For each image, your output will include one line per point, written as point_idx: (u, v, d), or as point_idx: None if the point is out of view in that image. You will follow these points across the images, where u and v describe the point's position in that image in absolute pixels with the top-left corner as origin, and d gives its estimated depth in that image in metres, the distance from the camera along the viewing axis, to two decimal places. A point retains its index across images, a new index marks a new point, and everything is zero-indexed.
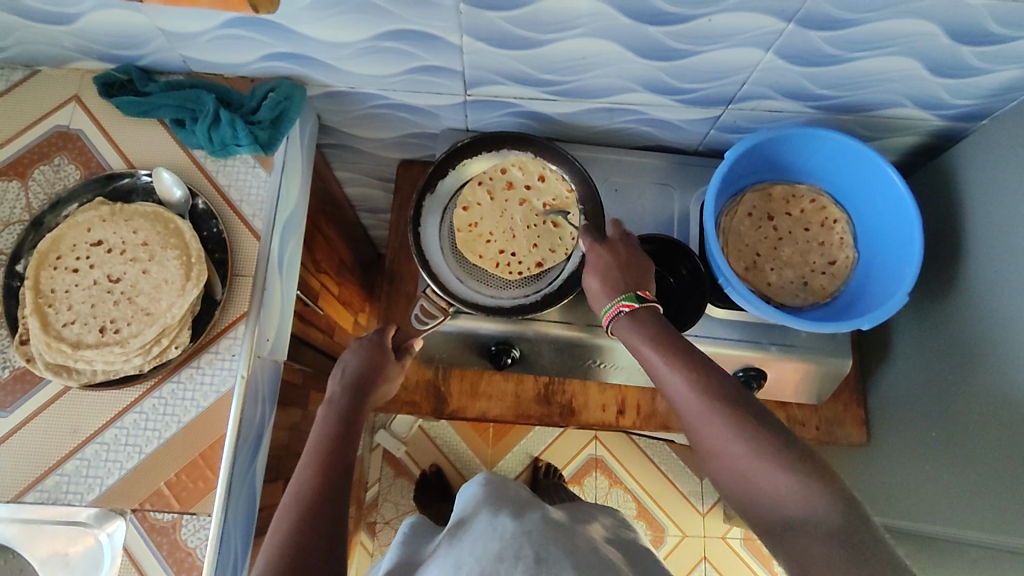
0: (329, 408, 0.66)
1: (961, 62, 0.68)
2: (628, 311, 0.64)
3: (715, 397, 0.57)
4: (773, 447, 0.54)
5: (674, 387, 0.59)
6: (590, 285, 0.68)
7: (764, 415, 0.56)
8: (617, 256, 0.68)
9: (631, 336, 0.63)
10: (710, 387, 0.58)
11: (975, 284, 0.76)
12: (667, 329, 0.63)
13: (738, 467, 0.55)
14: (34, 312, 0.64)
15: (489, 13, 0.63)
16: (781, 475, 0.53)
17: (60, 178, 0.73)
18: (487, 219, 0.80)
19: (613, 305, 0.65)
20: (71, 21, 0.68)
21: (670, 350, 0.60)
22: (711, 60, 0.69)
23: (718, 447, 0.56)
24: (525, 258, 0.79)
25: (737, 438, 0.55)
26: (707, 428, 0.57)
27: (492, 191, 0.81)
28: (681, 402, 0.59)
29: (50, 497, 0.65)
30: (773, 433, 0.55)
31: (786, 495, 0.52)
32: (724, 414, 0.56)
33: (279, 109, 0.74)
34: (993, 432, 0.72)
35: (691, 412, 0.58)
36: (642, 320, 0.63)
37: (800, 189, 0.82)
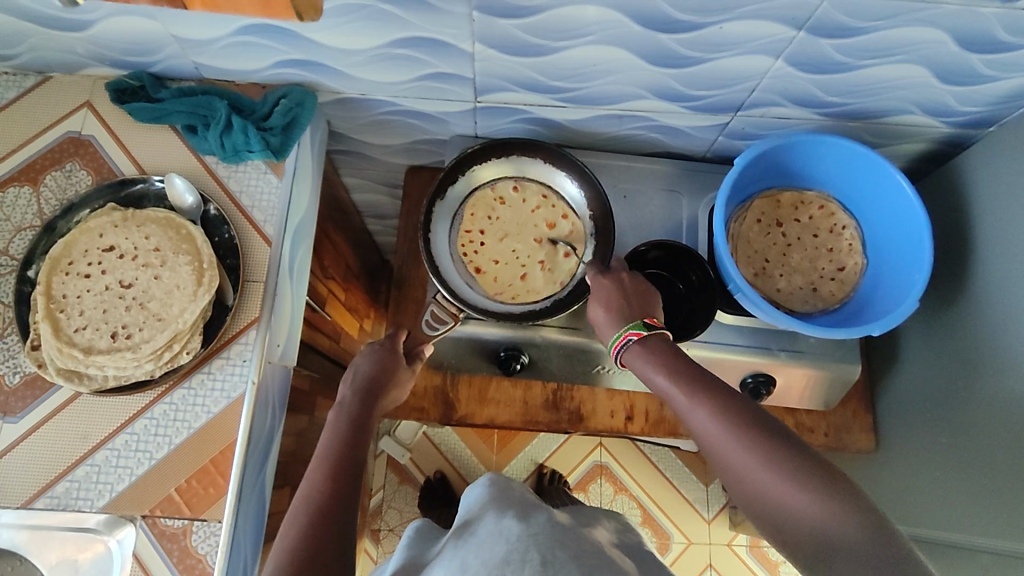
0: (339, 412, 0.66)
1: (970, 70, 0.68)
2: (638, 339, 0.65)
3: (730, 418, 0.57)
4: (795, 465, 0.53)
5: (690, 413, 0.60)
6: (596, 316, 0.70)
7: (782, 433, 0.56)
8: (620, 283, 0.70)
9: (644, 364, 0.64)
10: (726, 408, 0.58)
11: (984, 291, 0.76)
12: (679, 353, 0.63)
13: (761, 490, 0.54)
14: (46, 317, 0.64)
15: (501, 20, 0.63)
16: (805, 494, 0.52)
17: (72, 184, 0.73)
18: (515, 214, 0.82)
19: (622, 334, 0.66)
20: (85, 28, 0.68)
21: (683, 376, 0.61)
22: (721, 67, 0.70)
23: (739, 470, 0.56)
24: (481, 257, 0.80)
25: (757, 459, 0.55)
26: (726, 451, 0.56)
27: (540, 205, 0.82)
28: (699, 428, 0.59)
29: (60, 503, 0.65)
30: (792, 451, 0.54)
31: (810, 515, 0.51)
32: (741, 435, 0.56)
33: (290, 115, 0.75)
34: (1005, 438, 0.72)
35: (710, 437, 0.58)
36: (652, 346, 0.64)
37: (808, 195, 0.82)
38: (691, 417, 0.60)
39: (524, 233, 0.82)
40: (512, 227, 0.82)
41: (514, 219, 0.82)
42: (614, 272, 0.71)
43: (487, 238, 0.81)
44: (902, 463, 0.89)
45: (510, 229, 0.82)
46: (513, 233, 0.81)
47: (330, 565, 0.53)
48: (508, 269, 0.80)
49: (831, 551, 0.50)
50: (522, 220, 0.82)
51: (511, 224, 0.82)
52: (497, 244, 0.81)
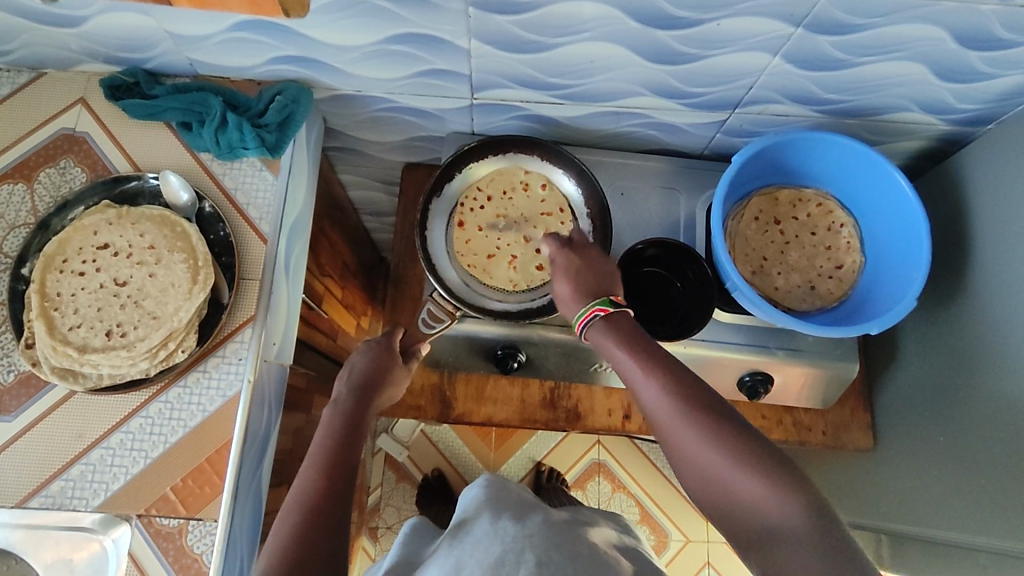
0: (334, 409, 0.66)
1: (968, 67, 0.68)
2: (604, 316, 0.64)
3: (684, 398, 0.57)
4: (744, 448, 0.54)
5: (644, 389, 0.60)
6: (562, 291, 0.69)
7: (733, 417, 0.56)
8: (585, 260, 0.70)
9: (604, 340, 0.64)
10: (680, 388, 0.58)
11: (981, 289, 0.76)
12: (639, 332, 0.63)
13: (709, 471, 0.55)
14: (40, 315, 0.64)
15: (498, 17, 0.63)
16: (750, 477, 0.52)
17: (66, 181, 0.72)
18: (516, 212, 0.81)
19: (589, 309, 0.65)
20: (79, 24, 0.68)
21: (641, 353, 0.61)
22: (719, 64, 0.69)
23: (688, 449, 0.56)
24: (468, 234, 0.80)
25: (708, 440, 0.55)
26: (677, 429, 0.56)
27: (541, 214, 0.81)
28: (651, 405, 0.59)
29: (55, 502, 0.64)
30: (742, 435, 0.55)
31: (756, 499, 0.52)
32: (693, 415, 0.56)
33: (285, 112, 0.74)
34: (1003, 437, 0.72)
35: (662, 414, 0.58)
36: (615, 323, 0.64)
37: (806, 193, 0.82)
38: (645, 394, 0.60)
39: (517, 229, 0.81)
40: (512, 218, 0.81)
41: (513, 217, 0.81)
42: (578, 248, 0.72)
43: (479, 224, 0.81)
44: (900, 461, 0.88)
45: (508, 221, 0.81)
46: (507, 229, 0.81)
47: (324, 565, 0.53)
48: (485, 261, 0.79)
49: (769, 535, 0.50)
50: (524, 215, 0.81)
51: (512, 213, 0.81)
52: (491, 226, 0.80)
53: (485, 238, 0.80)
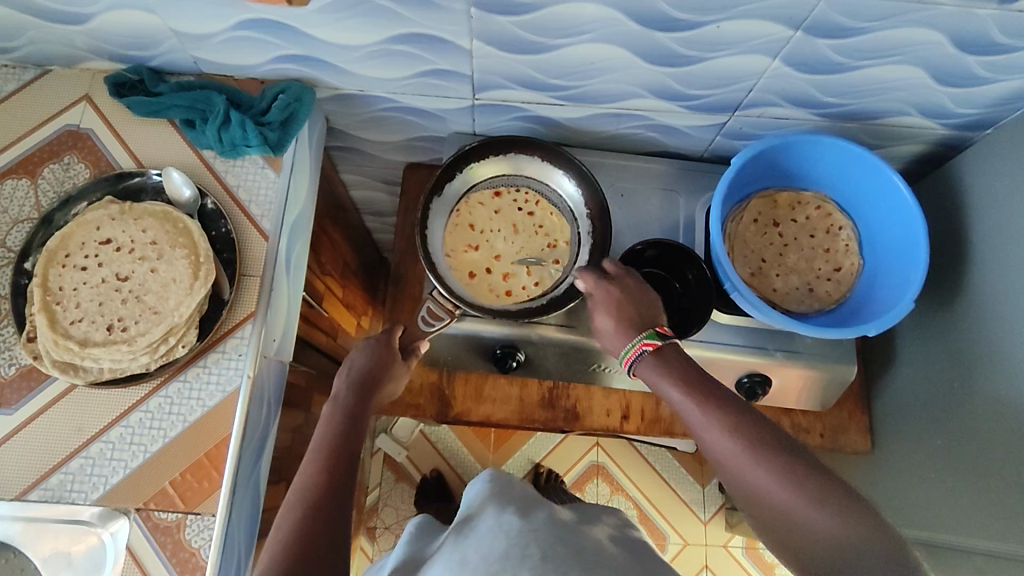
0: (335, 406, 0.66)
1: (967, 72, 0.68)
2: (651, 351, 0.65)
3: (748, 436, 0.57)
4: (817, 485, 0.53)
5: (705, 429, 0.59)
6: (603, 325, 0.69)
7: (800, 451, 0.56)
8: (627, 292, 0.69)
9: (657, 376, 0.63)
10: (745, 426, 0.57)
11: (979, 293, 0.77)
12: (694, 368, 0.63)
13: (781, 512, 0.54)
14: (42, 309, 0.65)
15: (499, 17, 0.64)
16: (828, 515, 0.52)
17: (70, 177, 0.73)
18: (523, 243, 0.82)
19: (636, 346, 0.65)
20: (86, 22, 0.68)
21: (700, 392, 0.60)
22: (719, 66, 0.70)
23: (759, 491, 0.55)
24: (501, 203, 0.83)
25: (781, 481, 0.54)
26: (745, 470, 0.56)
27: (531, 261, 0.81)
28: (714, 445, 0.58)
29: (54, 495, 0.65)
30: (813, 471, 0.54)
31: (830, 535, 0.52)
32: (763, 454, 0.56)
33: (288, 110, 0.75)
34: (1001, 441, 0.72)
35: (728, 456, 0.57)
36: (664, 357, 0.64)
37: (805, 196, 0.82)
38: (706, 435, 0.59)
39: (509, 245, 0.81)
40: (525, 239, 0.82)
41: (519, 233, 0.82)
42: (615, 278, 0.70)
43: (497, 213, 0.82)
44: (898, 464, 0.89)
45: (517, 238, 0.82)
46: (512, 237, 0.82)
47: (325, 559, 0.53)
48: (476, 232, 0.81)
49: (852, 572, 0.50)
50: (534, 248, 0.81)
51: (528, 233, 0.82)
52: (507, 215, 0.82)
53: (486, 224, 0.82)
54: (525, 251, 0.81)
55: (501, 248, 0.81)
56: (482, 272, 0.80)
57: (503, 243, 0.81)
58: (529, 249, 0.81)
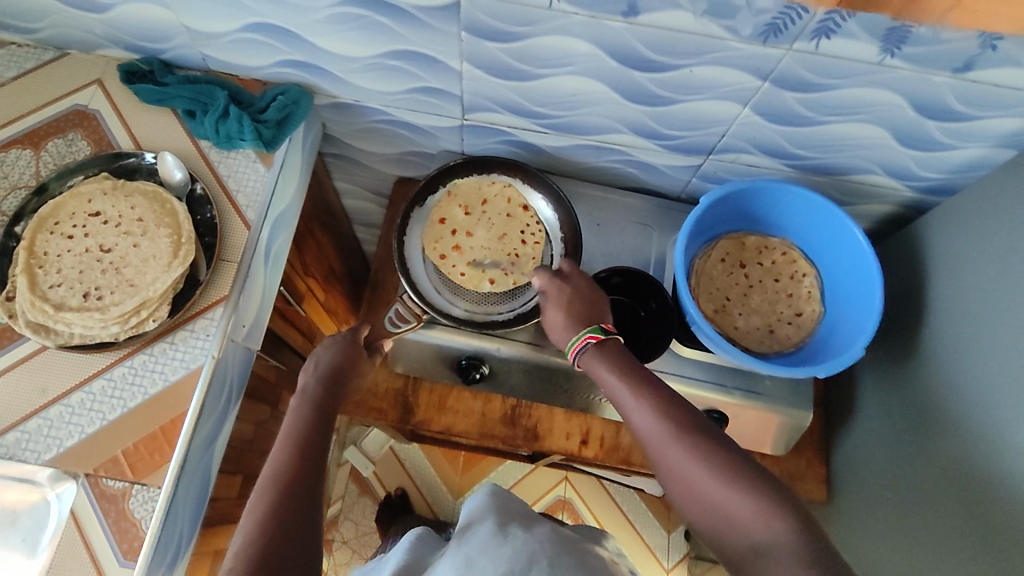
0: (303, 398, 0.67)
1: (927, 136, 0.72)
2: (594, 343, 0.67)
3: (674, 422, 0.60)
4: (733, 468, 0.56)
5: (636, 415, 0.62)
6: (553, 319, 0.71)
7: (723, 439, 0.59)
8: (577, 291, 0.72)
9: (595, 365, 0.66)
10: (671, 414, 0.61)
11: (934, 350, 0.79)
12: (630, 359, 0.66)
13: (702, 493, 0.57)
14: (24, 271, 0.68)
15: (488, 43, 0.68)
16: (743, 497, 0.54)
17: (71, 152, 0.77)
18: (488, 256, 0.83)
19: (580, 338, 0.68)
20: (105, 11, 0.73)
21: (632, 379, 0.64)
22: (693, 109, 0.74)
23: (681, 473, 0.58)
24: (523, 216, 0.85)
25: (700, 463, 0.57)
26: (668, 452, 0.59)
27: (474, 267, 0.82)
28: (643, 429, 0.61)
29: (7, 452, 0.66)
30: (733, 457, 0.57)
31: (749, 520, 0.53)
32: (686, 438, 0.59)
33: (285, 111, 0.79)
34: (952, 498, 0.73)
35: (655, 440, 0.60)
36: (606, 350, 0.67)
37: (772, 241, 0.85)
38: (637, 420, 0.62)
39: (477, 243, 0.83)
40: (495, 250, 0.83)
41: (497, 239, 0.84)
42: (567, 279, 0.73)
43: (502, 215, 0.85)
44: (854, 518, 0.89)
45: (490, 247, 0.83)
46: (490, 240, 0.84)
47: (298, 545, 0.55)
48: (483, 213, 0.85)
49: (761, 554, 0.52)
50: (494, 258, 0.83)
51: (505, 242, 0.83)
52: (506, 219, 0.84)
53: (482, 217, 0.85)
54: (485, 257, 0.83)
55: (477, 236, 0.84)
56: (442, 245, 0.83)
57: (484, 235, 0.84)
58: (488, 260, 0.82)
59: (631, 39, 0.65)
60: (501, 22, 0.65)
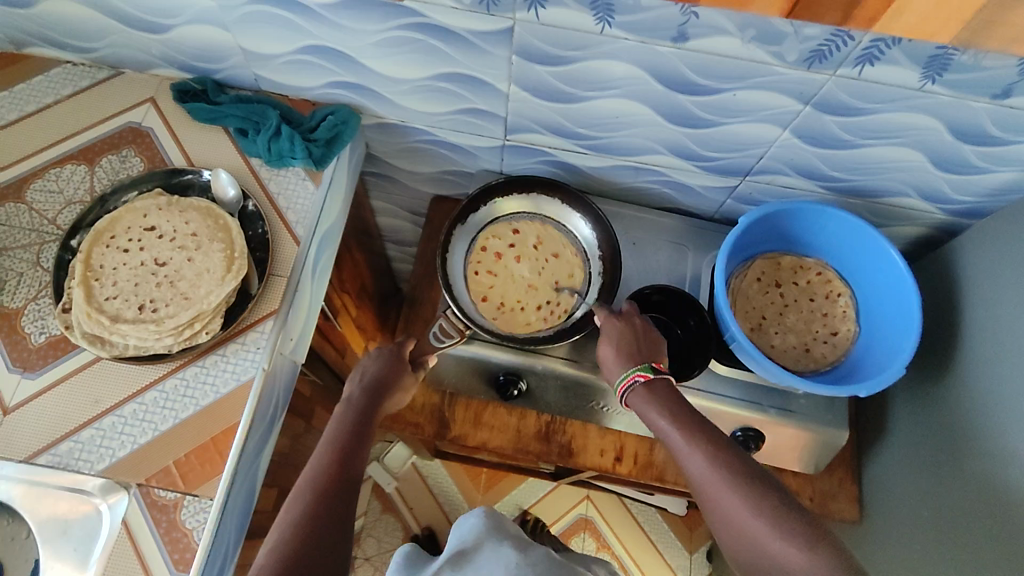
0: (347, 407, 0.68)
1: (964, 160, 0.74)
2: (643, 381, 0.69)
3: (726, 468, 0.60)
4: (787, 517, 0.56)
5: (687, 458, 0.63)
6: (605, 354, 0.73)
7: (777, 489, 0.59)
8: (632, 329, 0.73)
9: (646, 406, 0.67)
10: (724, 459, 0.61)
11: (967, 371, 0.79)
12: (680, 401, 0.67)
13: (755, 542, 0.56)
14: (81, 283, 0.69)
15: (538, 66, 0.70)
16: (797, 547, 0.54)
17: (125, 168, 0.79)
18: (505, 290, 0.85)
19: (630, 375, 0.69)
20: (164, 32, 0.75)
21: (682, 424, 0.64)
22: (733, 132, 0.76)
23: (735, 520, 0.58)
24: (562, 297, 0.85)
25: (754, 510, 0.57)
26: (722, 498, 0.59)
27: (485, 286, 0.85)
28: (695, 474, 0.62)
29: (60, 462, 0.67)
30: (787, 507, 0.57)
31: (805, 572, 0.53)
32: (737, 486, 0.59)
33: (334, 131, 0.81)
34: (986, 516, 0.73)
35: (708, 486, 0.60)
36: (655, 391, 0.68)
37: (807, 262, 0.87)
38: (688, 464, 0.62)
39: (516, 271, 0.86)
40: (517, 288, 0.85)
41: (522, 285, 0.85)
42: (625, 316, 0.75)
43: (545, 276, 0.86)
44: (885, 538, 0.89)
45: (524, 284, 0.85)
46: (520, 282, 0.85)
47: (329, 548, 0.55)
48: (544, 261, 0.86)
49: None
50: (509, 288, 0.85)
51: (532, 283, 0.85)
52: (560, 265, 0.86)
53: (532, 259, 0.86)
54: (506, 286, 0.85)
55: (517, 267, 0.86)
56: (486, 260, 0.86)
57: (522, 273, 0.86)
58: (505, 290, 0.85)
59: (678, 63, 0.67)
60: (553, 46, 0.67)
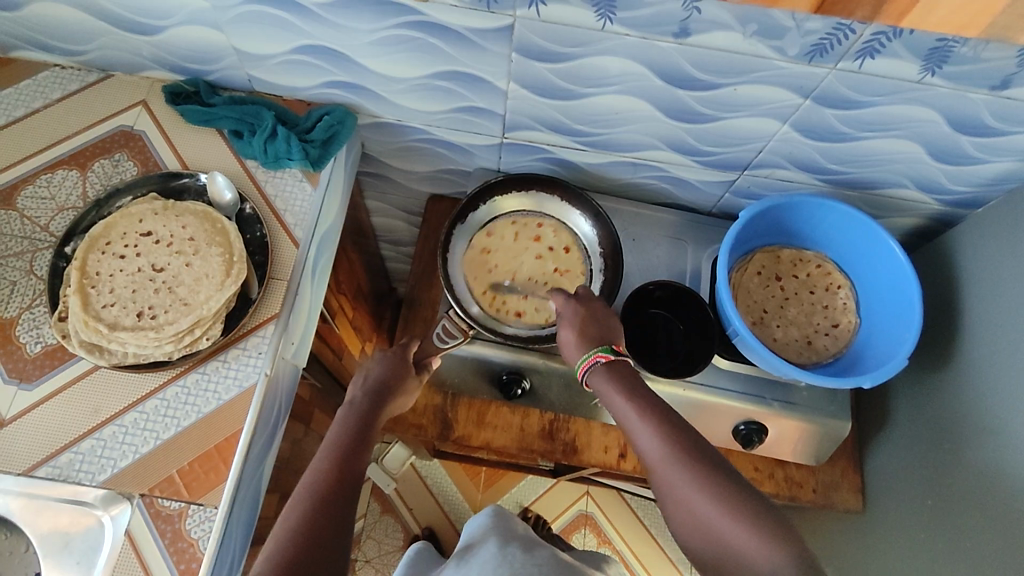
0: (350, 409, 0.67)
1: (961, 151, 0.74)
2: (605, 362, 0.67)
3: (680, 449, 0.60)
4: (736, 497, 0.56)
5: (642, 438, 0.62)
6: (566, 338, 0.72)
7: (725, 466, 0.59)
8: (592, 311, 0.73)
9: (606, 386, 0.66)
10: (678, 439, 0.60)
11: (967, 360, 0.80)
12: (636, 379, 0.67)
13: (705, 526, 0.56)
14: (77, 290, 0.68)
15: (538, 63, 0.70)
16: (744, 530, 0.54)
17: (118, 172, 0.77)
18: (500, 261, 0.85)
19: (590, 356, 0.68)
20: (156, 33, 0.74)
21: (640, 402, 0.63)
22: (733, 126, 0.76)
23: (688, 500, 0.57)
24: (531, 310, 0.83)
25: (703, 489, 0.57)
26: (674, 481, 0.59)
27: (489, 245, 0.86)
28: (649, 454, 0.61)
29: (61, 474, 0.65)
30: (735, 489, 0.57)
31: (751, 549, 0.53)
32: (687, 463, 0.59)
33: (331, 131, 0.80)
34: (989, 505, 0.74)
35: (661, 465, 0.60)
36: (615, 368, 0.67)
37: (807, 254, 0.87)
38: (641, 442, 0.62)
39: (522, 259, 0.86)
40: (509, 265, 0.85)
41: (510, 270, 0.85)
42: (584, 299, 0.74)
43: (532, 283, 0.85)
44: (888, 527, 0.89)
45: (512, 273, 0.85)
46: (515, 269, 0.85)
47: (326, 556, 0.53)
48: (549, 276, 0.85)
49: None
50: (505, 258, 0.86)
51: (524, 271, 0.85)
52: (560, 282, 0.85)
53: (537, 259, 0.86)
54: (506, 257, 0.86)
55: (527, 255, 0.86)
56: (516, 232, 0.87)
57: (526, 264, 0.86)
58: (504, 259, 0.86)
59: (679, 58, 0.66)
60: (553, 43, 0.67)
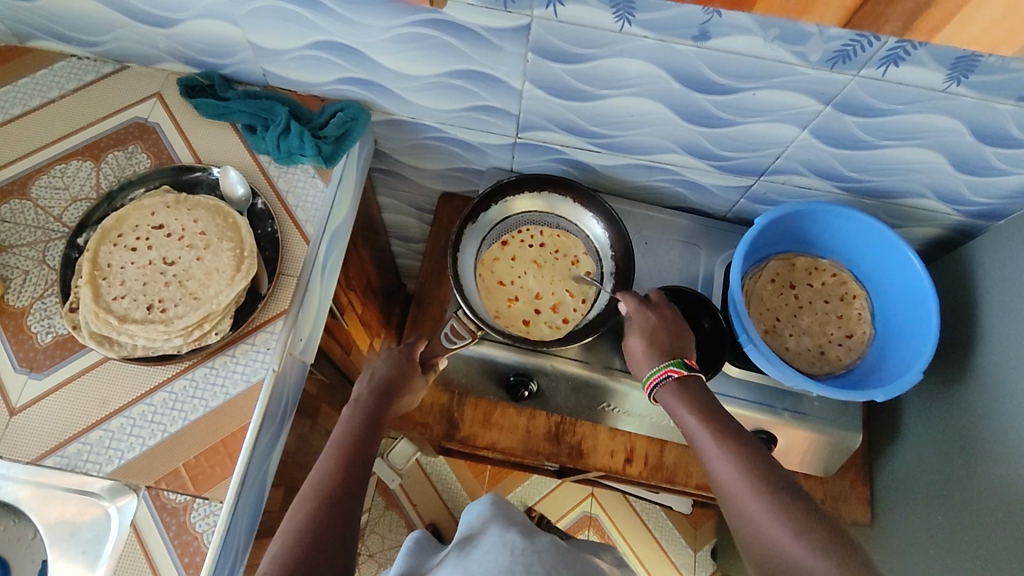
0: (355, 408, 0.67)
1: (984, 162, 0.73)
2: (676, 376, 0.68)
3: (745, 461, 0.59)
4: (803, 516, 0.54)
5: (711, 456, 0.61)
6: (635, 346, 0.73)
7: (791, 485, 0.57)
8: (662, 319, 0.73)
9: (676, 404, 0.67)
10: (746, 456, 0.60)
11: (983, 374, 0.79)
12: (710, 399, 0.67)
13: (770, 543, 0.54)
14: (89, 282, 0.68)
15: (553, 64, 0.69)
16: (805, 543, 0.52)
17: (132, 164, 0.78)
18: (553, 261, 0.87)
19: (661, 369, 0.69)
20: (171, 26, 0.74)
21: (711, 420, 0.64)
22: (751, 131, 0.75)
23: (748, 512, 0.57)
24: (505, 267, 0.86)
25: (766, 504, 0.56)
26: (741, 498, 0.57)
27: (569, 256, 0.87)
28: (715, 469, 0.61)
29: (69, 464, 0.66)
30: (805, 508, 0.55)
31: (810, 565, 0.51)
32: (750, 478, 0.58)
33: (344, 128, 0.80)
34: (1002, 521, 0.72)
35: (725, 479, 0.59)
36: (687, 387, 0.68)
37: (822, 263, 0.86)
38: (709, 457, 0.62)
39: (544, 283, 0.86)
40: (555, 268, 0.86)
41: (535, 261, 0.87)
42: (654, 306, 0.75)
43: (506, 278, 0.85)
44: (897, 541, 0.88)
45: (538, 269, 0.86)
46: (537, 273, 0.86)
47: (335, 552, 0.53)
48: (518, 307, 0.84)
49: None
50: (566, 266, 0.87)
51: (546, 271, 0.86)
52: (514, 303, 0.84)
53: (532, 293, 0.85)
54: (558, 275, 0.86)
55: (552, 287, 0.85)
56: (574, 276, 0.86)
57: (540, 286, 0.85)
58: (562, 267, 0.86)
59: (696, 61, 0.65)
60: (568, 44, 0.66)
